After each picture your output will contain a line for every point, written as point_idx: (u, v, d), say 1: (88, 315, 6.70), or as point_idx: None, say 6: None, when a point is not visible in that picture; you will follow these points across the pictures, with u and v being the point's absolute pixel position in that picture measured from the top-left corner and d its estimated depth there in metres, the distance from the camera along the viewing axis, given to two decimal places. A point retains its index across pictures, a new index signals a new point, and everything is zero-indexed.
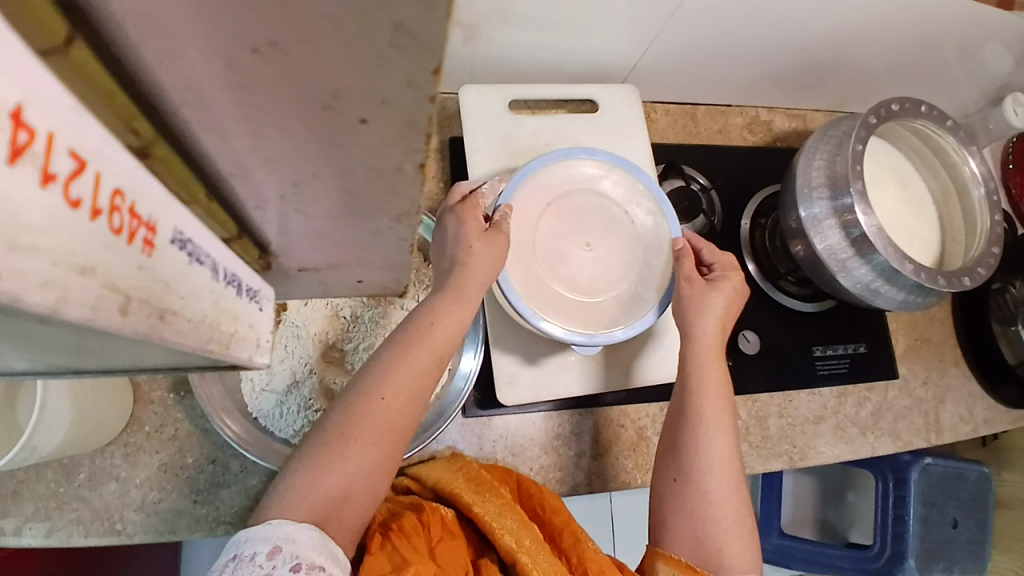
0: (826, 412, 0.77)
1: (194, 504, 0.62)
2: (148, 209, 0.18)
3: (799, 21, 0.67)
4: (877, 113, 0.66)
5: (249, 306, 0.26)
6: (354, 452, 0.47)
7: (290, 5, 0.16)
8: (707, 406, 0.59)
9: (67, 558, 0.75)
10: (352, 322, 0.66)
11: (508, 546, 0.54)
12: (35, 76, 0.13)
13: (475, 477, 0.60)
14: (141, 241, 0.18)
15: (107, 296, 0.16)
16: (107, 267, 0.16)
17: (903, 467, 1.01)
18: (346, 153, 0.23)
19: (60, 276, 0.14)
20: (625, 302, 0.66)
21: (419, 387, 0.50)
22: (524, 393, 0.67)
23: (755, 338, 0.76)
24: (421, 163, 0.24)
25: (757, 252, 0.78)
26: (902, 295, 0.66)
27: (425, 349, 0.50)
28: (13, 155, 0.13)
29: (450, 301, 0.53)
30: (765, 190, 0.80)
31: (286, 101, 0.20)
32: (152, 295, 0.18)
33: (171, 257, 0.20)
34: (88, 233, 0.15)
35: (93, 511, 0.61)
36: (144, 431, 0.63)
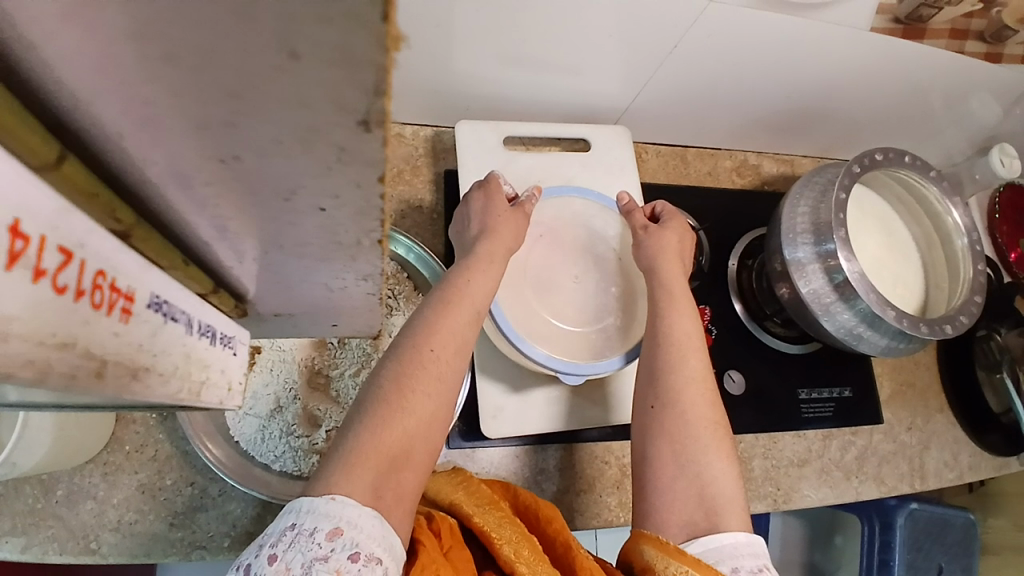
0: (810, 455, 0.77)
1: (170, 528, 0.62)
2: (128, 281, 0.19)
3: (788, 69, 0.69)
4: (861, 162, 0.67)
5: (223, 352, 0.27)
6: (417, 399, 0.46)
7: (239, 128, 0.18)
8: (676, 328, 0.59)
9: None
10: (338, 349, 0.66)
11: (507, 557, 0.53)
12: (34, 193, 0.15)
13: (477, 492, 0.60)
14: (120, 311, 0.19)
15: (85, 363, 0.17)
16: (86, 341, 0.17)
17: (889, 512, 1.00)
18: (304, 231, 0.24)
19: (45, 354, 0.16)
20: (612, 335, 0.66)
21: (462, 337, 0.51)
22: (508, 426, 0.68)
23: (740, 378, 0.76)
24: (378, 240, 0.25)
25: (744, 292, 0.79)
26: (886, 341, 0.66)
27: (467, 308, 0.52)
28: (9, 260, 0.14)
29: (482, 262, 0.57)
30: (753, 232, 0.81)
31: (244, 195, 0.22)
32: (128, 358, 0.19)
33: (148, 321, 0.20)
34: (70, 314, 0.16)
35: (70, 529, 0.60)
36: (124, 450, 0.63)
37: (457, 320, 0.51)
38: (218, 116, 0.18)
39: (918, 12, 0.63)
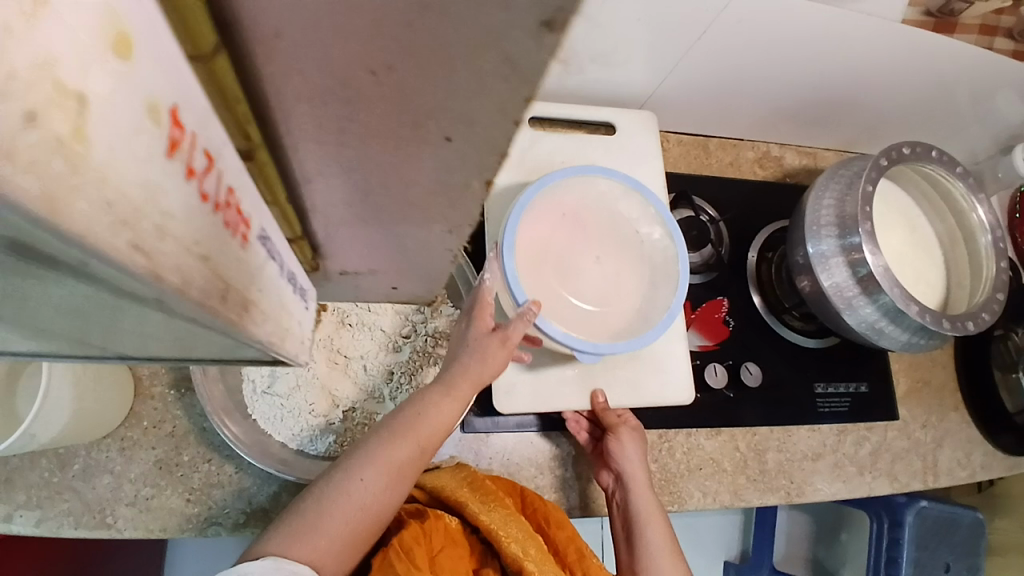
0: (825, 449, 0.77)
1: (186, 503, 0.62)
2: (247, 209, 0.23)
3: (816, 60, 0.68)
4: (888, 155, 0.67)
5: (301, 305, 0.31)
6: (331, 531, 0.49)
7: (415, 29, 0.17)
8: (640, 499, 0.64)
9: (53, 549, 0.75)
10: (358, 329, 0.66)
11: (514, 556, 0.58)
12: (187, 95, 0.17)
13: (481, 487, 0.62)
14: (242, 236, 0.22)
15: (215, 283, 0.19)
16: (219, 254, 0.19)
17: (898, 510, 1.00)
18: (422, 161, 0.25)
19: (194, 258, 0.17)
20: (630, 318, 0.65)
21: (401, 475, 0.53)
22: (523, 402, 0.67)
23: (757, 370, 0.75)
24: (488, 179, 0.27)
25: (763, 285, 0.78)
26: (906, 336, 0.66)
27: (410, 440, 0.53)
28: (172, 147, 0.16)
29: (444, 391, 0.56)
30: (774, 224, 0.80)
31: (381, 115, 0.22)
32: (241, 280, 0.22)
33: (258, 251, 0.24)
34: (211, 220, 0.19)
35: (85, 503, 0.61)
36: (141, 426, 0.63)
37: (403, 452, 0.53)
38: (393, 20, 0.17)
39: (950, 7, 0.61)
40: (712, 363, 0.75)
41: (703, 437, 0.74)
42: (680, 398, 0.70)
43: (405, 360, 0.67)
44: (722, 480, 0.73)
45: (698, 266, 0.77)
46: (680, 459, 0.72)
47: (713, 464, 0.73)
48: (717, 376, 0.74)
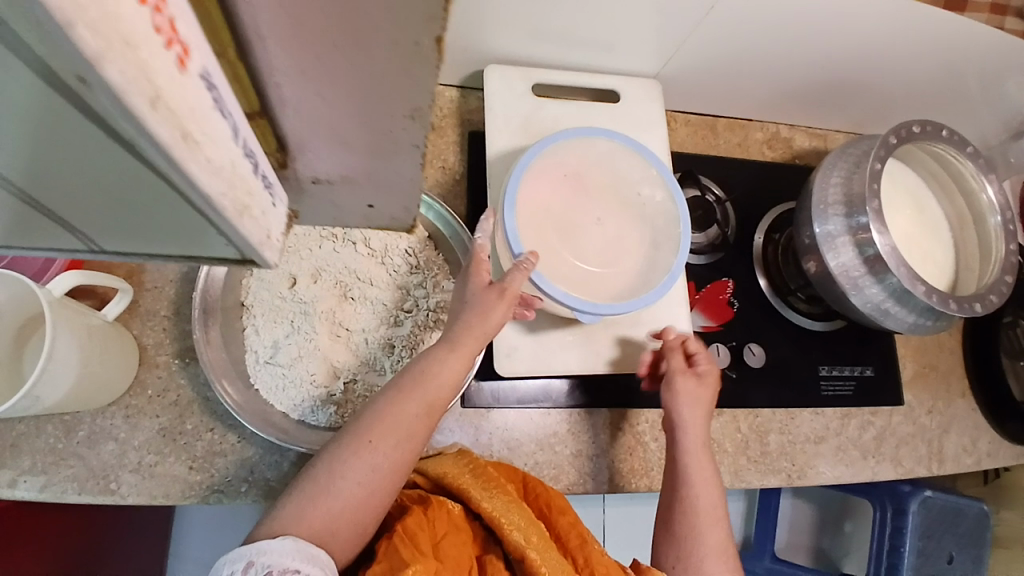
0: (828, 433, 0.77)
1: (189, 471, 0.63)
2: (185, 30, 0.18)
3: (824, 39, 0.68)
4: (897, 133, 0.66)
5: (264, 195, 0.25)
6: (347, 484, 0.50)
7: None
8: (689, 448, 0.64)
9: (63, 518, 0.76)
10: (360, 303, 0.67)
11: (517, 542, 0.56)
12: None
13: (482, 474, 0.62)
14: (177, 54, 0.17)
15: (143, 83, 0.16)
16: (145, 57, 0.16)
17: (902, 498, 1.00)
18: (369, 19, 0.20)
19: (107, 32, 0.14)
20: (634, 278, 0.64)
21: (411, 433, 0.53)
22: (522, 366, 0.67)
23: (761, 352, 0.75)
24: (438, 39, 0.22)
25: (769, 268, 0.78)
26: (913, 317, 0.66)
27: (418, 396, 0.54)
28: None
29: (445, 346, 0.56)
30: (781, 207, 0.80)
31: None
32: (180, 110, 0.18)
33: (201, 93, 0.19)
34: (134, 13, 0.15)
35: (89, 469, 0.61)
36: (146, 394, 0.64)
37: (408, 411, 0.53)
38: None
39: None
40: (715, 344, 0.75)
41: None
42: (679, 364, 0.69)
43: (407, 332, 0.67)
44: (723, 461, 0.72)
45: (703, 246, 0.76)
46: None
47: (714, 445, 0.73)
48: (721, 357, 0.74)
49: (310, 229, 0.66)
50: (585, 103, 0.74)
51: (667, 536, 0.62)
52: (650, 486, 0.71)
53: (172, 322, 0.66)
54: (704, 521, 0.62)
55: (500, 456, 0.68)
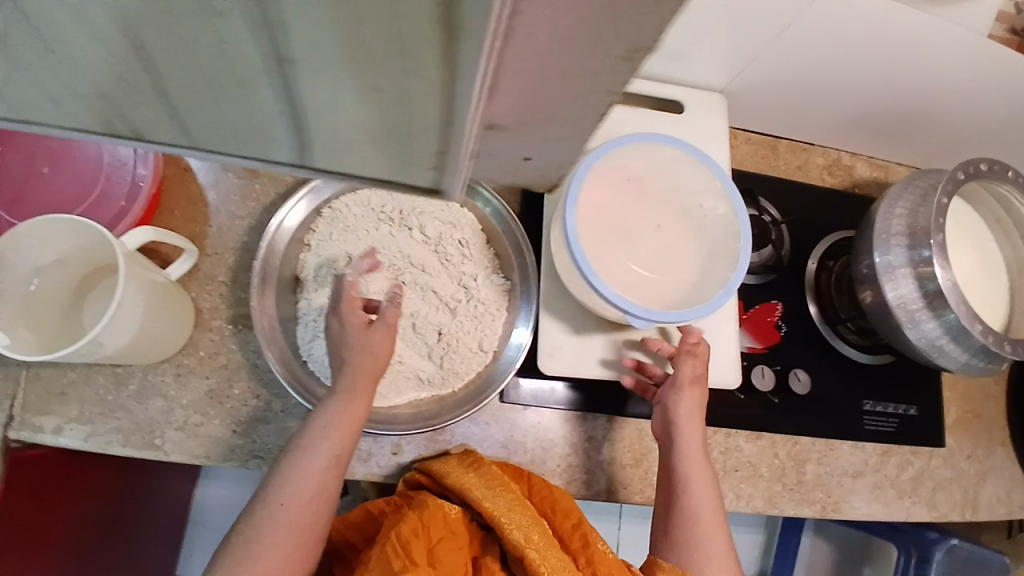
0: (865, 468, 0.75)
1: (232, 434, 0.64)
2: None
3: (897, 69, 0.67)
4: (966, 168, 0.65)
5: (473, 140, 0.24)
6: (268, 548, 0.52)
7: None
8: (689, 467, 0.64)
9: (97, 471, 0.78)
10: (412, 288, 0.67)
11: (515, 542, 0.57)
12: None
13: (487, 471, 0.62)
14: None
15: None
16: None
17: (928, 545, 0.98)
18: None
19: None
20: (688, 289, 0.63)
21: (323, 485, 0.55)
22: (564, 365, 0.67)
23: (806, 378, 0.75)
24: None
25: (820, 294, 0.77)
26: (967, 357, 0.64)
27: (324, 449, 0.56)
28: None
29: (342, 395, 0.57)
30: (838, 234, 0.79)
31: None
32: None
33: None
34: None
35: (136, 422, 0.63)
36: (197, 355, 0.65)
37: (313, 464, 0.55)
38: None
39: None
40: (760, 365, 0.74)
41: (742, 440, 0.72)
42: (724, 379, 0.69)
43: (458, 322, 0.67)
44: (757, 485, 0.71)
45: (756, 266, 0.76)
46: (717, 458, 0.71)
47: (749, 468, 0.72)
48: (764, 379, 0.73)
49: (367, 212, 0.67)
50: (650, 111, 0.74)
51: (668, 555, 0.62)
52: None
53: (228, 288, 0.67)
54: (707, 538, 0.62)
55: (533, 453, 0.68)
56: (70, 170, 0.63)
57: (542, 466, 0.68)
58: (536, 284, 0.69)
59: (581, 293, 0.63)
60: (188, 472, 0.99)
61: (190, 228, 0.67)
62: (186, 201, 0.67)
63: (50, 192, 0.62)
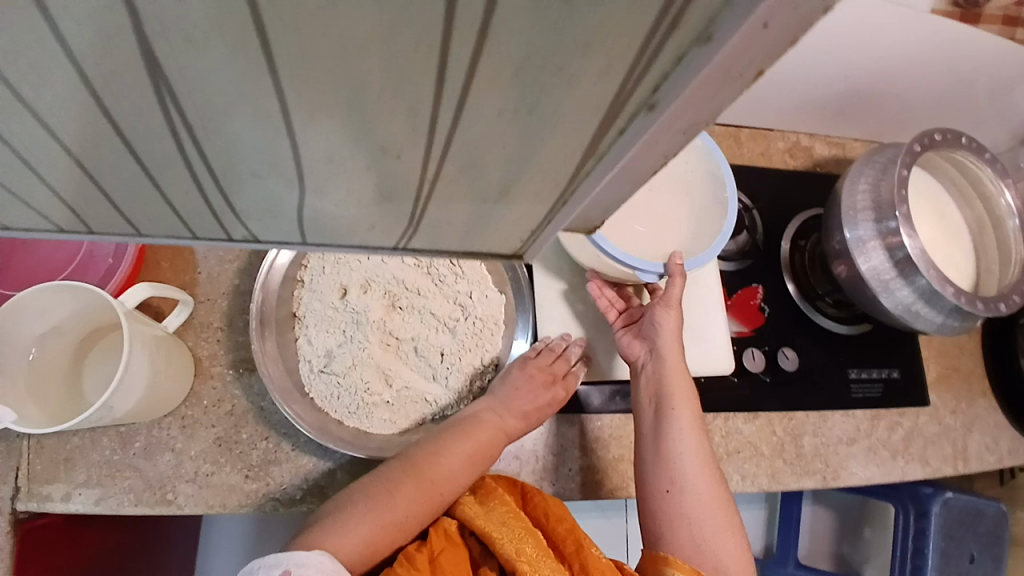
0: (859, 434, 0.79)
1: (245, 479, 0.64)
2: None
3: (842, 52, 0.71)
4: (920, 142, 0.69)
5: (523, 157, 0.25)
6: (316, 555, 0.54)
7: None
8: (677, 410, 0.65)
9: (107, 534, 0.77)
10: (409, 312, 0.69)
11: (508, 555, 0.58)
12: None
13: (480, 486, 0.65)
14: None
15: None
16: None
17: (924, 500, 1.02)
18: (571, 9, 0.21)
19: None
20: (688, 238, 0.64)
21: (405, 519, 0.59)
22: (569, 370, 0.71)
23: (794, 355, 0.78)
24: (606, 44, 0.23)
25: (797, 272, 0.80)
26: (941, 318, 0.68)
27: (418, 480, 0.60)
28: None
29: (451, 436, 0.64)
30: (808, 212, 0.83)
31: None
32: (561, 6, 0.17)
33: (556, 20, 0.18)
34: None
35: (146, 480, 0.63)
36: (201, 404, 0.65)
37: (399, 492, 0.59)
38: None
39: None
40: (749, 348, 0.77)
41: (741, 422, 0.75)
42: (720, 367, 0.72)
43: (459, 340, 0.69)
44: (760, 462, 0.74)
45: (733, 253, 0.79)
46: (720, 442, 0.73)
47: (751, 447, 0.74)
48: (755, 361, 0.76)
49: None
50: None
51: (654, 460, 0.65)
52: None
53: (225, 333, 0.68)
54: (688, 443, 0.64)
55: (546, 458, 0.70)
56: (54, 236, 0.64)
57: (554, 471, 0.70)
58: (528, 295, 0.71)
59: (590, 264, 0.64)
60: (193, 523, 0.98)
61: (180, 277, 0.68)
62: (172, 251, 0.69)
63: (39, 257, 0.64)
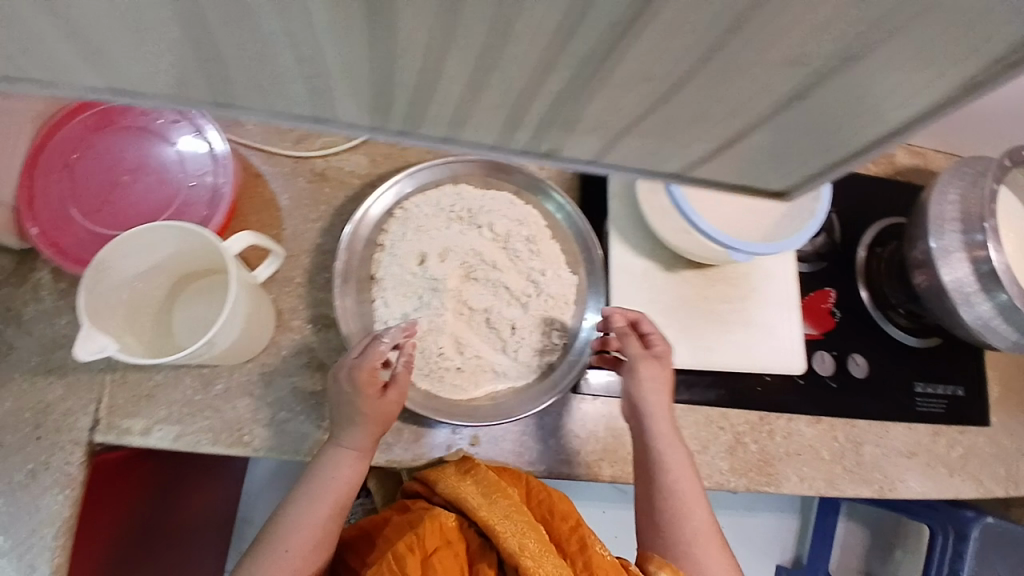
0: (919, 448, 0.78)
1: (318, 429, 0.67)
2: None
3: None
4: (1013, 157, 0.69)
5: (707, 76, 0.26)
6: None
7: None
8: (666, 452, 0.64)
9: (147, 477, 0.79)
10: (483, 284, 0.70)
11: (511, 549, 0.57)
12: None
13: (483, 477, 0.63)
14: None
15: None
16: None
17: (965, 523, 1.00)
18: None
19: None
20: (781, 219, 0.61)
21: (328, 534, 0.60)
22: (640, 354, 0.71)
23: (863, 362, 0.78)
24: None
25: (871, 279, 0.80)
26: (1018, 336, 0.67)
27: (329, 501, 0.60)
28: None
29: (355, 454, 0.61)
30: (887, 220, 0.81)
31: None
32: None
33: None
34: None
35: (224, 421, 0.65)
36: (281, 354, 0.68)
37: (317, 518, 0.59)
38: None
39: None
40: (819, 351, 0.77)
41: (804, 425, 0.75)
42: (787, 368, 0.73)
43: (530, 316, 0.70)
44: (818, 467, 0.74)
45: (808, 254, 0.79)
46: (782, 443, 0.74)
47: (811, 451, 0.74)
48: (824, 364, 0.76)
49: (438, 212, 0.71)
50: None
51: (650, 519, 0.63)
52: (748, 486, 0.72)
53: (305, 289, 0.70)
54: (682, 484, 0.63)
55: (606, 442, 0.71)
56: (153, 180, 0.66)
57: (614, 454, 0.71)
58: (603, 278, 0.72)
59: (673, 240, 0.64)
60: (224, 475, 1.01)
61: (266, 231, 0.71)
62: (261, 205, 0.71)
63: (135, 200, 0.66)
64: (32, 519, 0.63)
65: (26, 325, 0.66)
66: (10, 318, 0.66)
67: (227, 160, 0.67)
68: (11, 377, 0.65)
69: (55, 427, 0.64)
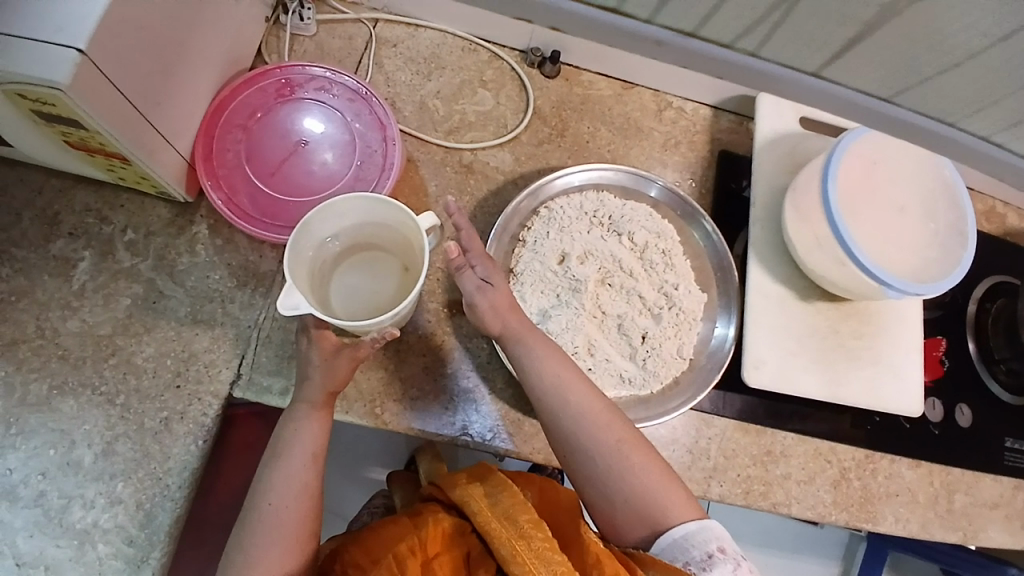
0: (1001, 500, 0.79)
1: (445, 410, 0.68)
2: None
3: None
4: None
5: None
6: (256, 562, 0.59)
7: None
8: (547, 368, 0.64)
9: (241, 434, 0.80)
10: (617, 291, 0.72)
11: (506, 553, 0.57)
12: None
13: (492, 479, 0.63)
14: None
15: None
16: None
17: None
18: None
19: None
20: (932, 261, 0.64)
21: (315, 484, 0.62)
22: (768, 378, 0.72)
23: (969, 413, 0.80)
24: None
25: (979, 333, 0.82)
26: None
27: (298, 454, 0.62)
28: None
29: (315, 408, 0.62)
30: (994, 277, 0.83)
31: None
32: None
33: None
34: None
35: (360, 392, 0.67)
36: (417, 334, 0.70)
37: (304, 476, 0.61)
38: None
39: None
40: (931, 398, 0.80)
41: (905, 468, 0.77)
42: (899, 410, 0.74)
43: (662, 328, 0.71)
44: (914, 510, 0.76)
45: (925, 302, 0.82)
46: (882, 482, 0.76)
47: (909, 494, 0.76)
48: (935, 410, 0.79)
49: (581, 216, 0.73)
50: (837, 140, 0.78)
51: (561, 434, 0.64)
52: (847, 519, 0.74)
53: (445, 274, 0.72)
54: (572, 385, 0.64)
55: (716, 459, 0.72)
56: (320, 152, 0.68)
57: (723, 473, 0.72)
58: (735, 301, 0.74)
59: (824, 273, 0.67)
60: None
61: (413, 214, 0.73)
62: (410, 188, 0.73)
63: (301, 169, 0.68)
64: (164, 466, 0.64)
65: (178, 276, 0.68)
66: (163, 267, 0.68)
67: (395, 144, 0.68)
68: (160, 324, 0.67)
69: (196, 377, 0.66)
